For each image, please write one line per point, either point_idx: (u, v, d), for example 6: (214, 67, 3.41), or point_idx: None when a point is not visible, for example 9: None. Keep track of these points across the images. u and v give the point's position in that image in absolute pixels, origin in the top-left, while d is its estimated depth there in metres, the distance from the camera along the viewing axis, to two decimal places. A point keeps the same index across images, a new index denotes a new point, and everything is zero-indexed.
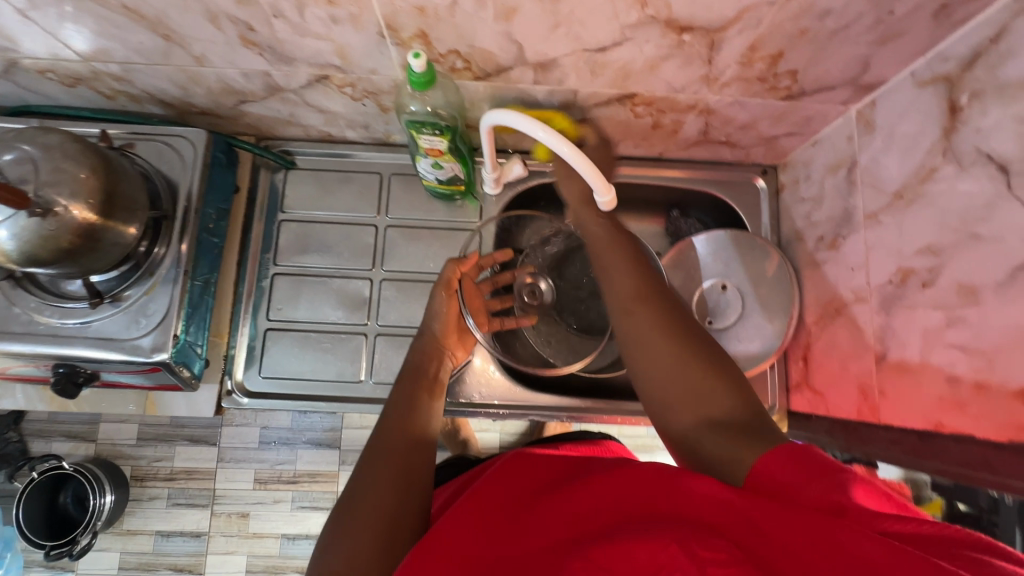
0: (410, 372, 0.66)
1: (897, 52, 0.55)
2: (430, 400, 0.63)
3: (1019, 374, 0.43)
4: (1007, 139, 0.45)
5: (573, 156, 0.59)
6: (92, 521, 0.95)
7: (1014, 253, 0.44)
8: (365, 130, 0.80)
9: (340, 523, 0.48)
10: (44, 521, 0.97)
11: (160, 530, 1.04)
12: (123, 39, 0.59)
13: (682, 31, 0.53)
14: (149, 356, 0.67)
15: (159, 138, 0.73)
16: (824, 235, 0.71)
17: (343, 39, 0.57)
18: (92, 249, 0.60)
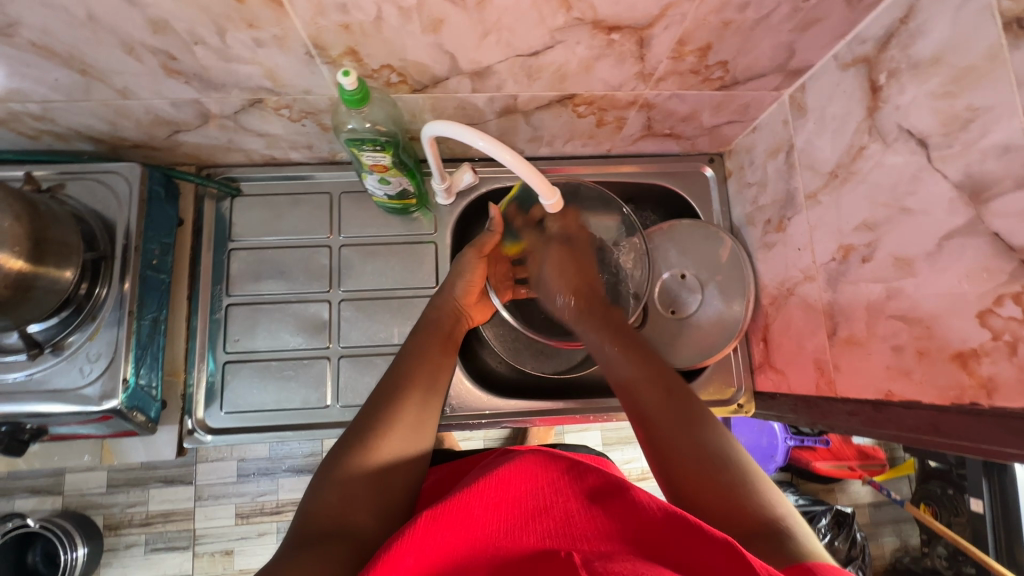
0: (428, 326, 0.71)
1: (818, 38, 0.56)
2: (439, 356, 0.68)
3: (955, 338, 0.45)
4: (924, 115, 0.47)
5: (515, 162, 0.58)
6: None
7: (940, 224, 0.46)
8: (309, 150, 0.78)
9: (342, 467, 0.53)
10: None
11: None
12: (37, 77, 0.56)
13: (610, 31, 0.53)
14: (99, 404, 0.64)
15: (90, 176, 0.70)
16: (771, 218, 0.72)
17: (270, 61, 0.56)
18: (24, 299, 0.57)
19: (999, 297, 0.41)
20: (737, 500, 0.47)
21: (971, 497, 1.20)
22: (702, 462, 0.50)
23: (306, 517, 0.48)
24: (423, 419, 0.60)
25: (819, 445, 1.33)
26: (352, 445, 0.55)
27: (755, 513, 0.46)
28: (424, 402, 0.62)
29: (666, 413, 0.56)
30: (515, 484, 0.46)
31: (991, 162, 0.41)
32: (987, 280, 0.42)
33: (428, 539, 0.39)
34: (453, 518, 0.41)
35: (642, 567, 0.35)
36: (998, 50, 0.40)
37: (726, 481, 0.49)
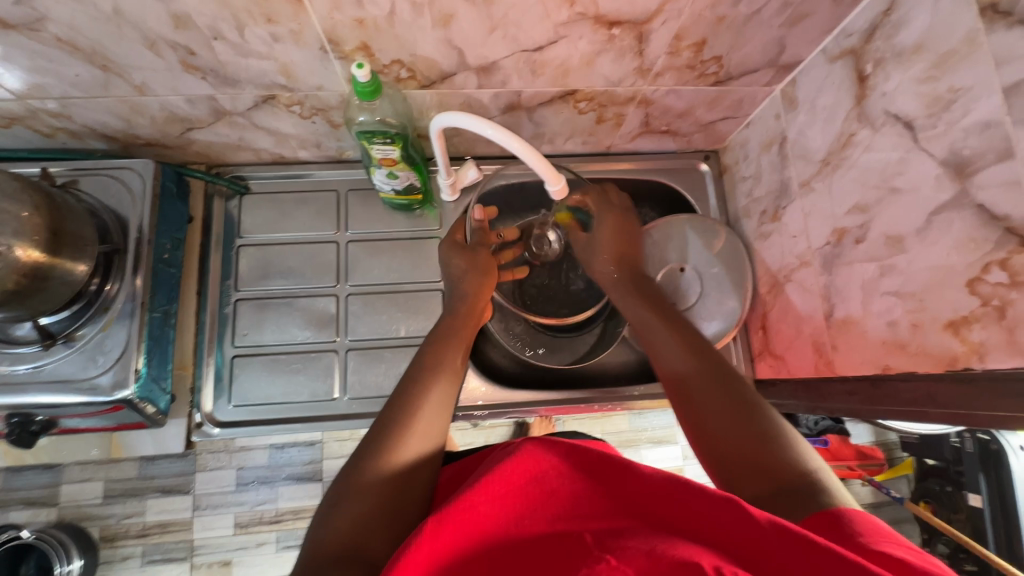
0: (438, 336, 0.67)
1: (806, 32, 0.60)
2: (450, 357, 0.64)
3: (947, 308, 0.47)
4: (909, 100, 0.50)
5: (522, 149, 0.61)
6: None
7: (928, 201, 0.48)
8: (317, 148, 0.80)
9: (340, 495, 0.48)
10: None
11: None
12: (58, 73, 0.58)
13: (612, 26, 0.56)
14: (111, 394, 0.64)
15: (102, 172, 0.72)
16: (766, 209, 0.75)
17: (286, 56, 0.58)
18: (40, 289, 0.58)
19: (987, 265, 0.44)
20: (767, 452, 0.45)
21: (971, 494, 1.22)
22: (738, 426, 0.48)
23: (314, 547, 0.44)
24: (428, 428, 0.55)
25: (818, 445, 1.28)
26: (356, 466, 0.50)
27: (791, 466, 0.44)
28: (431, 410, 0.56)
29: (700, 381, 0.54)
30: (522, 475, 0.41)
31: (974, 138, 0.44)
32: (976, 249, 0.44)
33: (437, 542, 0.36)
34: (462, 519, 0.38)
35: (656, 541, 0.34)
36: (976, 34, 0.43)
37: (759, 436, 0.47)
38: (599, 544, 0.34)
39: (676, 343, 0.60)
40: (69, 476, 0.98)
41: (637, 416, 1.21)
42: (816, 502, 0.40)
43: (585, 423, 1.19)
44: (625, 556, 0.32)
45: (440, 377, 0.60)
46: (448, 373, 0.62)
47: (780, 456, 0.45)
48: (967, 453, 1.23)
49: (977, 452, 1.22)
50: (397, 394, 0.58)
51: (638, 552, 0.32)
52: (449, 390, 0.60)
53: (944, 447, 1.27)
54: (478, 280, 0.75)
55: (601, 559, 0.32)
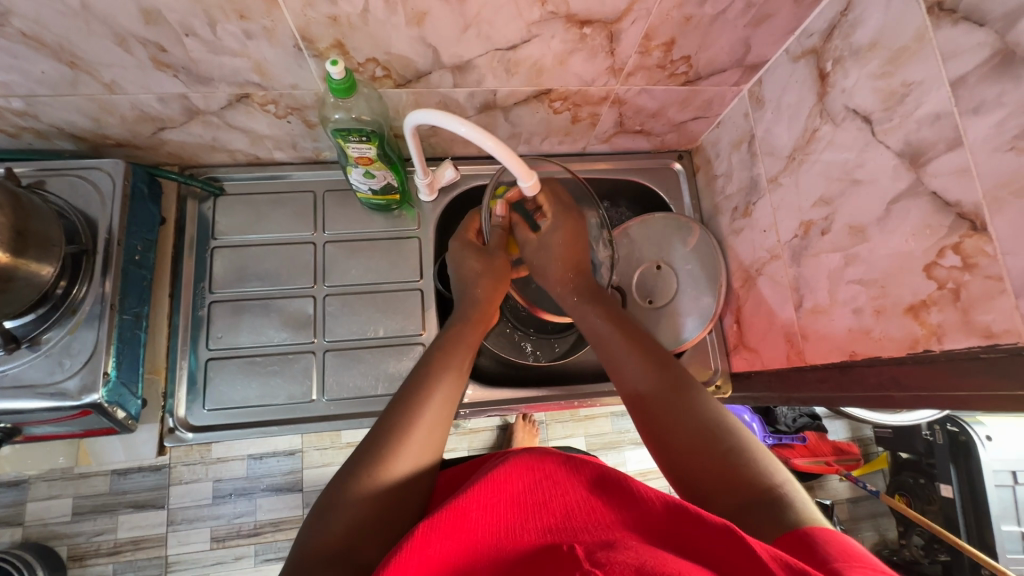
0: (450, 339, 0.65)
1: (770, 33, 0.62)
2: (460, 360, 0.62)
3: (906, 293, 0.49)
4: (867, 95, 0.52)
5: (495, 147, 0.61)
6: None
7: (887, 191, 0.50)
8: (294, 149, 0.80)
9: (333, 499, 0.47)
10: None
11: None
12: (24, 70, 0.57)
13: (583, 25, 0.58)
14: (78, 399, 0.63)
15: (71, 172, 0.70)
16: (737, 205, 0.77)
17: (259, 54, 0.58)
18: (3, 291, 0.56)
19: (942, 250, 0.45)
20: (734, 468, 0.46)
21: (942, 485, 1.25)
22: (697, 438, 0.49)
23: (306, 549, 0.44)
24: (432, 433, 0.54)
25: (797, 442, 1.32)
26: (352, 471, 0.49)
27: (757, 480, 0.44)
28: (439, 417, 0.55)
29: (663, 413, 0.52)
30: (515, 483, 0.43)
31: (926, 129, 0.46)
32: (931, 235, 0.46)
33: (426, 549, 0.36)
34: (453, 523, 0.38)
35: (647, 555, 0.33)
36: (925, 31, 0.45)
37: (721, 454, 0.47)
38: (587, 556, 0.33)
39: (641, 364, 0.57)
40: (34, 493, 0.95)
41: (619, 417, 1.22)
42: (786, 521, 0.40)
43: (568, 426, 1.20)
44: (614, 572, 0.30)
45: (448, 382, 0.59)
46: (453, 376, 0.60)
47: (747, 477, 0.45)
48: (939, 446, 1.26)
49: (947, 444, 1.25)
50: (398, 397, 0.56)
51: (627, 567, 0.31)
52: (454, 394, 0.58)
53: (917, 440, 1.29)
54: (489, 283, 0.73)
55: (591, 572, 0.31)
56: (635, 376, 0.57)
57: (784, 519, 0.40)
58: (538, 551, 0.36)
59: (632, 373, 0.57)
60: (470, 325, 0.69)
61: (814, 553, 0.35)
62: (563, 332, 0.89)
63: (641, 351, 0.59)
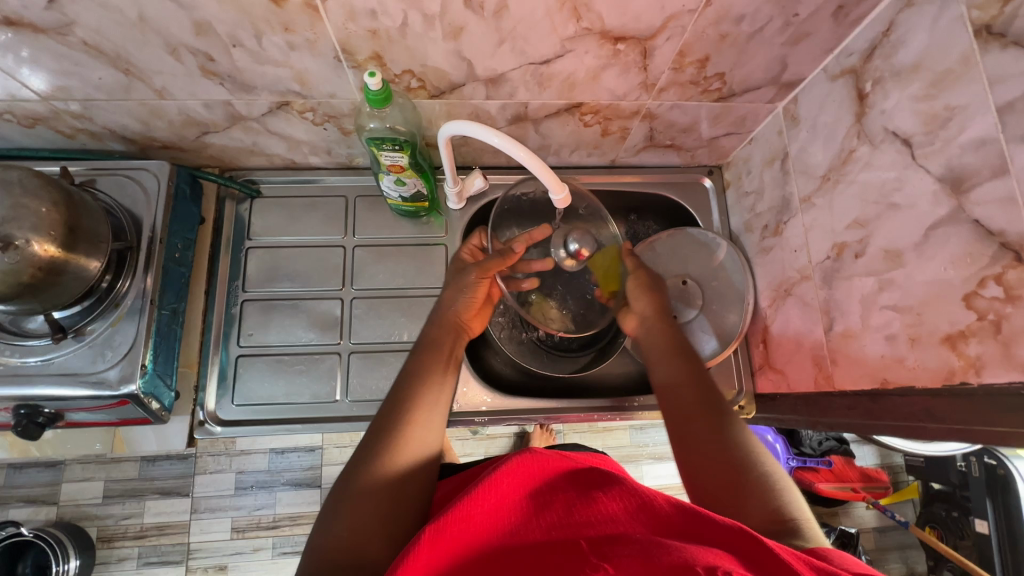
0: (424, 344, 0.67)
1: (808, 51, 0.61)
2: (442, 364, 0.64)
3: (943, 322, 0.48)
4: (908, 118, 0.51)
5: (527, 158, 0.62)
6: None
7: (926, 216, 0.49)
8: (328, 154, 0.82)
9: (336, 505, 0.48)
10: None
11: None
12: (83, 76, 0.60)
13: (617, 41, 0.58)
14: (117, 389, 0.65)
15: (120, 172, 0.74)
16: (768, 223, 0.76)
17: (301, 64, 0.60)
18: (54, 283, 0.60)
19: (982, 280, 0.44)
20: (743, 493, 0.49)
21: (977, 519, 1.20)
22: (712, 456, 0.52)
23: (316, 555, 0.44)
24: (424, 427, 0.55)
25: (822, 466, 1.30)
26: (356, 470, 0.50)
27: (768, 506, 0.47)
28: (429, 420, 0.56)
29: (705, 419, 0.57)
30: (509, 487, 0.44)
31: (970, 155, 0.45)
32: (971, 264, 0.45)
33: (436, 552, 0.37)
34: (459, 527, 0.39)
35: (653, 547, 0.33)
36: (971, 54, 0.44)
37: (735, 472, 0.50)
38: (594, 549, 0.34)
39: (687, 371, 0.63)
40: (69, 475, 0.99)
41: (638, 430, 1.21)
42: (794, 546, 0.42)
43: (586, 437, 1.20)
44: (621, 565, 0.31)
45: (435, 387, 0.60)
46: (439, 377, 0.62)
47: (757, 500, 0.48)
48: (974, 478, 1.21)
49: (984, 477, 1.19)
50: (389, 400, 0.58)
51: (636, 560, 0.32)
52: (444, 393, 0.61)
53: (950, 471, 1.24)
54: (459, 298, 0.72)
55: (599, 566, 0.32)
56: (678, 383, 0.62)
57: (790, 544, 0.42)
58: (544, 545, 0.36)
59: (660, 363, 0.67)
60: (448, 335, 0.69)
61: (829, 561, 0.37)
62: (574, 351, 0.90)
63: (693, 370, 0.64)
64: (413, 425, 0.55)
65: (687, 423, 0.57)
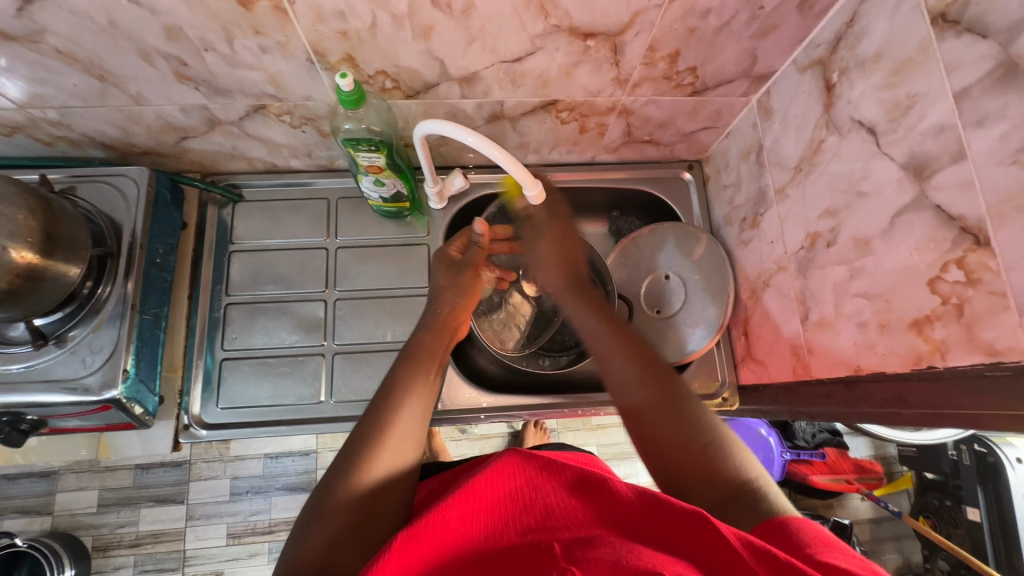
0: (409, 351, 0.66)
1: (777, 43, 0.62)
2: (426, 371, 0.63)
3: (910, 307, 0.48)
4: (872, 107, 0.52)
5: (501, 156, 0.62)
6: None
7: (891, 203, 0.50)
8: (309, 157, 0.83)
9: (309, 518, 0.47)
10: None
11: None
12: (58, 84, 0.61)
13: (586, 37, 0.58)
14: (99, 394, 0.66)
15: (100, 179, 0.74)
16: (746, 216, 0.76)
17: (275, 67, 0.60)
18: (33, 290, 0.60)
19: (946, 264, 0.44)
20: (712, 463, 0.48)
21: (969, 507, 1.20)
22: (679, 435, 0.51)
23: (289, 565, 0.44)
24: (405, 438, 0.54)
25: (816, 459, 1.30)
26: (333, 480, 0.50)
27: (731, 476, 0.47)
28: (406, 428, 0.55)
29: (657, 410, 0.53)
30: (490, 490, 0.44)
31: (931, 141, 0.45)
32: (935, 249, 0.45)
33: (407, 558, 0.36)
34: (434, 534, 0.39)
35: (623, 551, 0.34)
36: (929, 42, 0.45)
37: (702, 453, 0.49)
38: (565, 551, 0.34)
39: (625, 358, 0.59)
40: (63, 485, 0.99)
41: None
42: (760, 513, 0.43)
43: (579, 434, 1.20)
44: (588, 568, 0.32)
45: (416, 392, 0.59)
46: (423, 384, 0.61)
47: (722, 470, 0.47)
48: (965, 467, 1.21)
49: (974, 465, 1.20)
50: (372, 408, 0.57)
51: (602, 563, 0.32)
52: (427, 402, 0.60)
53: (943, 459, 1.24)
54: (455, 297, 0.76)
55: (567, 569, 0.32)
56: (624, 368, 0.59)
57: (760, 510, 0.43)
58: (517, 545, 0.37)
59: (609, 360, 0.60)
60: (440, 339, 0.70)
61: (789, 540, 0.37)
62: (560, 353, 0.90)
63: (636, 352, 0.60)
64: (394, 431, 0.54)
65: (643, 415, 0.54)
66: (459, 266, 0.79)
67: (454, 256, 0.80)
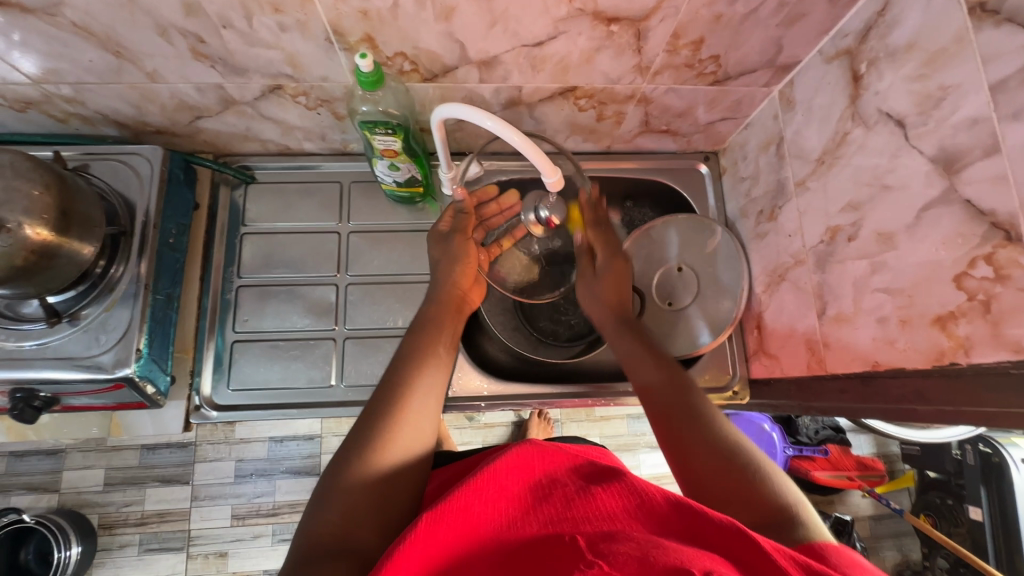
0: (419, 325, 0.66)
1: (804, 33, 0.60)
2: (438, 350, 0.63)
3: (934, 303, 0.48)
4: (901, 98, 0.51)
5: (521, 142, 0.62)
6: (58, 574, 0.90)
7: (918, 197, 0.49)
8: (323, 140, 0.82)
9: (324, 494, 0.47)
10: None
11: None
12: (73, 59, 0.60)
13: (610, 22, 0.57)
14: (112, 372, 0.66)
15: (113, 157, 0.74)
16: (763, 209, 0.76)
17: (292, 46, 0.60)
18: (47, 267, 0.59)
19: (973, 260, 0.44)
20: (744, 485, 0.46)
21: (971, 506, 1.21)
22: (708, 455, 0.49)
23: (308, 539, 0.44)
24: (421, 415, 0.55)
25: (818, 455, 1.29)
26: (347, 456, 0.50)
27: (766, 497, 0.45)
28: (422, 405, 0.55)
29: (688, 430, 0.52)
30: (511, 480, 0.44)
31: (963, 134, 0.44)
32: (962, 244, 0.45)
33: (430, 540, 0.37)
34: (456, 519, 0.39)
35: (649, 547, 0.33)
36: (965, 32, 0.44)
37: (734, 472, 0.47)
38: (590, 544, 0.34)
39: (655, 370, 0.60)
40: (70, 463, 1.00)
41: (635, 419, 1.21)
42: (795, 538, 0.41)
43: (583, 426, 1.20)
44: (615, 562, 0.32)
45: (431, 374, 0.59)
46: (436, 363, 0.61)
47: (756, 489, 0.46)
48: (969, 466, 1.22)
49: (978, 465, 1.20)
50: (383, 386, 0.57)
51: (630, 558, 0.32)
52: (440, 381, 0.59)
53: (945, 459, 1.25)
54: (452, 269, 0.74)
55: (594, 563, 0.32)
56: (655, 381, 0.59)
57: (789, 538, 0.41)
58: (540, 537, 0.37)
59: (644, 373, 0.61)
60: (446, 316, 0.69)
61: (827, 559, 0.36)
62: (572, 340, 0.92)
63: (667, 365, 0.61)
64: (409, 408, 0.54)
65: (675, 433, 0.53)
66: (448, 237, 0.77)
67: (444, 230, 0.78)
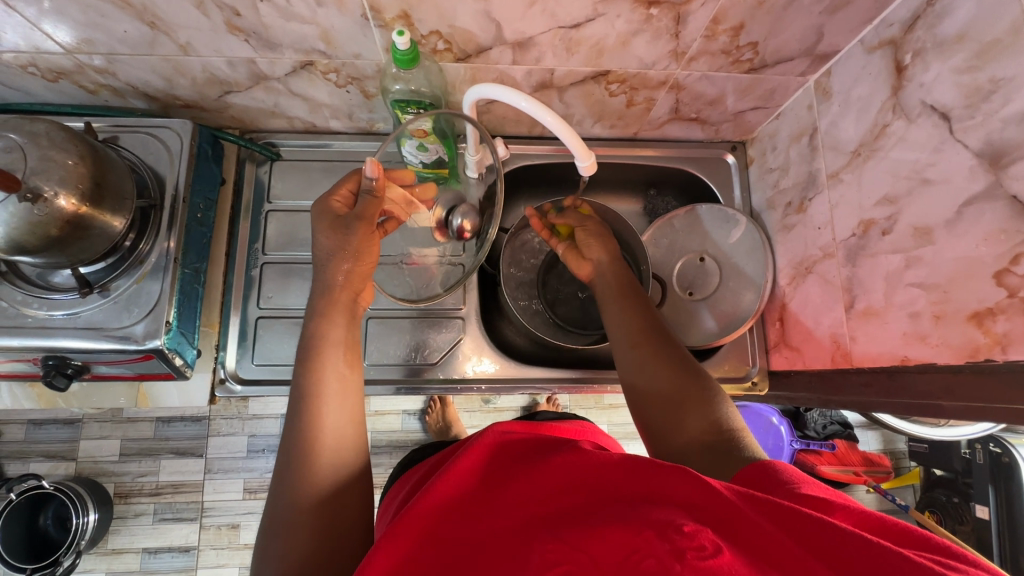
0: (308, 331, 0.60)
1: (846, 21, 0.59)
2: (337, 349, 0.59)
3: (971, 299, 0.47)
4: (948, 91, 0.50)
5: (557, 124, 0.61)
6: (76, 540, 0.92)
7: (960, 192, 0.49)
8: (349, 119, 0.82)
9: (270, 533, 0.48)
10: (24, 544, 0.94)
11: (146, 547, 1.02)
12: (108, 29, 0.60)
13: (651, 5, 0.57)
14: (142, 344, 0.67)
15: (141, 130, 0.74)
16: (792, 200, 0.75)
17: (328, 21, 0.59)
18: (80, 237, 0.60)
19: (1016, 257, 0.44)
20: (697, 412, 0.53)
21: (977, 505, 1.21)
22: (671, 385, 0.56)
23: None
24: (334, 425, 0.53)
25: (825, 449, 1.30)
26: (278, 491, 0.49)
27: (714, 421, 0.52)
28: (328, 415, 0.53)
29: (658, 366, 0.59)
30: (472, 458, 0.44)
31: (1013, 128, 0.44)
32: (1005, 241, 0.44)
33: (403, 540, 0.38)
34: (424, 515, 0.40)
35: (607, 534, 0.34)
36: (1021, 24, 0.43)
37: (692, 399, 0.54)
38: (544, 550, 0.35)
39: (628, 315, 0.66)
40: (86, 432, 1.02)
41: None
42: (738, 456, 0.48)
43: (593, 412, 1.21)
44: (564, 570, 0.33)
45: (331, 372, 0.56)
46: (337, 359, 0.58)
47: (710, 417, 0.53)
48: (978, 465, 1.22)
49: (987, 464, 1.21)
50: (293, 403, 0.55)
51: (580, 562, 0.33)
52: (348, 378, 0.57)
53: (954, 457, 1.25)
54: (345, 264, 0.62)
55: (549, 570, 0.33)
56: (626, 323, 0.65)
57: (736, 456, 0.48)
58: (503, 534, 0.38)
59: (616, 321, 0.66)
60: (342, 310, 0.62)
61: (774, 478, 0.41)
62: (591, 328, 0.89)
63: (640, 314, 0.65)
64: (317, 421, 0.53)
65: (642, 373, 0.59)
66: (347, 222, 0.61)
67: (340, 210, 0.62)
